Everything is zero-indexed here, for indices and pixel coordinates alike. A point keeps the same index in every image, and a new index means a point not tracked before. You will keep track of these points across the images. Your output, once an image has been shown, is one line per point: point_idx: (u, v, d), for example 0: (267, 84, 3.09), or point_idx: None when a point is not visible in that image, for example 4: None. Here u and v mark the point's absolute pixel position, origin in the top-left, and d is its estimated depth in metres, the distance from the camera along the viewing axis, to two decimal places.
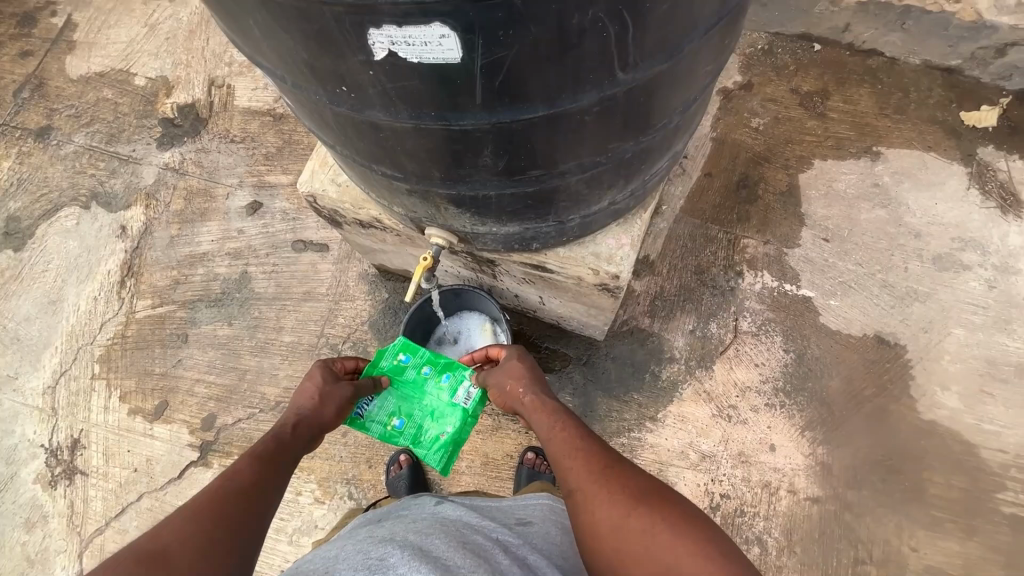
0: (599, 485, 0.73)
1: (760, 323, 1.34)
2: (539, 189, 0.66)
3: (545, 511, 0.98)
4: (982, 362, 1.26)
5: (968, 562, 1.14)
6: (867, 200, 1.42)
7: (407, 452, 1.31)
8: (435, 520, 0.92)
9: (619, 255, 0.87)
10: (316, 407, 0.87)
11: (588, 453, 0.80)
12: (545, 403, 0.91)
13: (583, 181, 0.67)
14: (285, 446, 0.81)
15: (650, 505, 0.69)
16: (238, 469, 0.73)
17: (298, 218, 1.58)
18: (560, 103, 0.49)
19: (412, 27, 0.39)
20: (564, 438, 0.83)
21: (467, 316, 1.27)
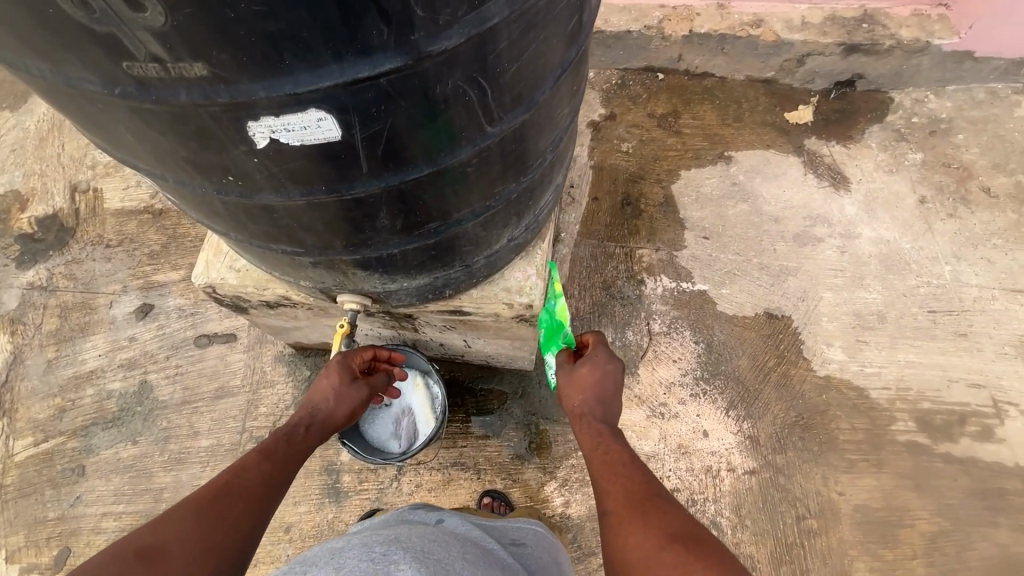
0: (634, 515, 0.77)
1: (669, 322, 1.46)
2: (440, 239, 0.70)
3: (537, 534, 1.03)
4: (852, 317, 1.46)
5: (884, 492, 1.29)
6: (731, 198, 1.62)
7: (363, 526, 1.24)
8: (440, 530, 0.91)
9: (529, 286, 0.93)
10: (330, 410, 0.95)
11: (635, 483, 0.84)
12: (598, 425, 0.98)
13: (479, 224, 0.72)
14: (296, 447, 0.88)
15: (683, 542, 0.70)
16: (247, 467, 0.79)
17: (196, 312, 1.48)
18: (443, 159, 0.54)
19: (289, 115, 0.42)
20: (611, 461, 0.89)
21: None
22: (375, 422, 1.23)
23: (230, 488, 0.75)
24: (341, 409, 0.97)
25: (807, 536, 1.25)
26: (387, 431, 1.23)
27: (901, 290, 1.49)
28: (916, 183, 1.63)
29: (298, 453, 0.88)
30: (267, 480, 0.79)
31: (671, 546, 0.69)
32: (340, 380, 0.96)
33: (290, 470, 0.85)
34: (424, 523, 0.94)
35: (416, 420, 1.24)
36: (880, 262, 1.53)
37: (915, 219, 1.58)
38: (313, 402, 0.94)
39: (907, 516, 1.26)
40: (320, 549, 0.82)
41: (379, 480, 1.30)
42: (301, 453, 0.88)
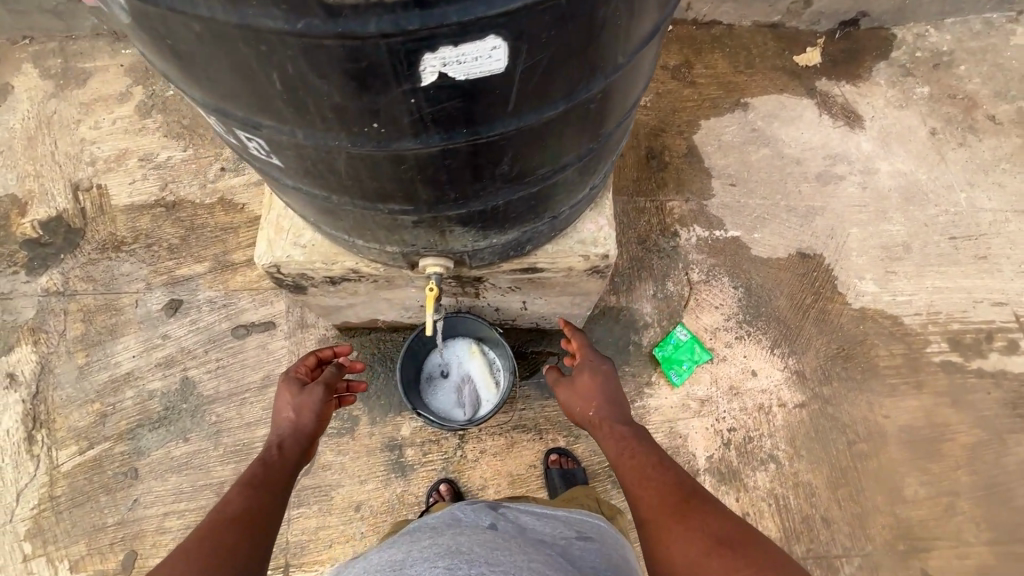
0: (671, 520, 0.73)
1: (707, 270, 1.48)
2: (542, 187, 0.69)
3: (603, 529, 0.93)
4: (879, 249, 1.51)
5: (926, 410, 1.35)
6: (752, 144, 1.63)
7: (446, 481, 1.26)
8: (498, 533, 0.83)
9: (602, 236, 0.93)
10: (294, 420, 0.89)
11: (670, 483, 0.80)
12: (614, 425, 0.93)
13: (577, 170, 0.71)
14: (274, 466, 0.81)
15: (731, 549, 0.67)
16: (228, 500, 0.73)
17: (229, 303, 1.44)
18: (578, 94, 0.53)
19: (467, 44, 0.40)
20: (637, 465, 0.84)
21: (450, 345, 1.27)
22: (437, 392, 1.23)
23: (215, 523, 0.68)
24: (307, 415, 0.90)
25: (860, 459, 1.31)
26: (450, 400, 1.22)
27: (923, 220, 1.54)
28: (926, 116, 1.67)
29: (280, 471, 0.81)
30: (256, 509, 0.72)
31: (722, 553, 0.67)
32: (296, 390, 0.92)
33: (278, 489, 0.78)
34: (481, 522, 0.87)
35: (478, 387, 1.23)
36: (900, 194, 1.57)
37: (928, 151, 1.63)
38: (279, 421, 0.89)
39: (949, 430, 1.33)
40: (376, 562, 0.76)
41: (443, 450, 1.30)
42: (282, 472, 0.81)
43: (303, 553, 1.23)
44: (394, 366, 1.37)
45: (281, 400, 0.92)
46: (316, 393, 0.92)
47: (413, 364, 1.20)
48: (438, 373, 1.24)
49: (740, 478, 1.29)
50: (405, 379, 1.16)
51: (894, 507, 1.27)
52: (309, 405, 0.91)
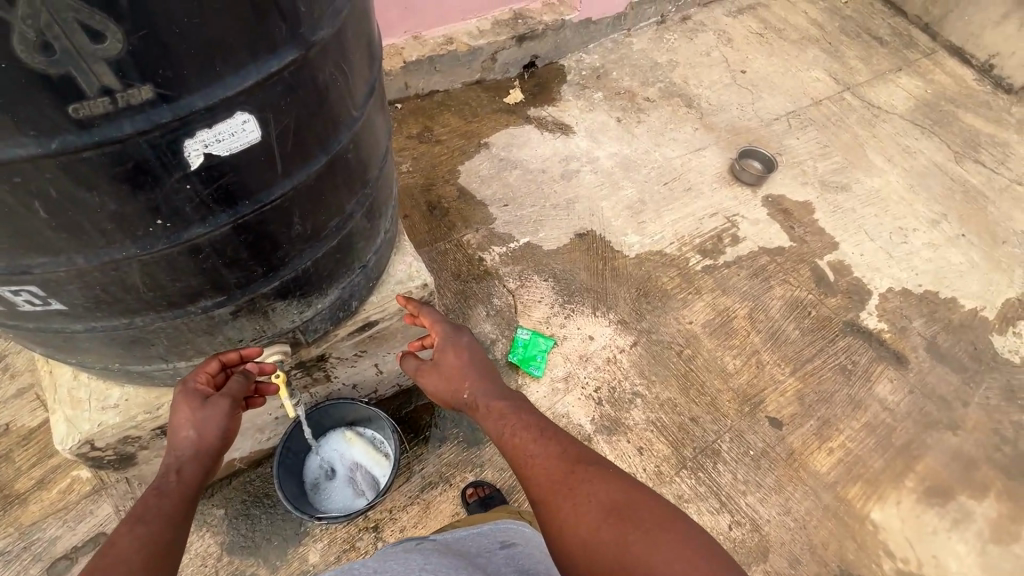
0: (562, 492, 0.76)
1: (519, 276, 1.70)
2: (341, 238, 0.78)
3: (528, 534, 0.95)
4: (627, 209, 1.91)
5: (711, 305, 1.74)
6: (505, 170, 1.95)
7: None
8: (421, 556, 0.85)
9: (415, 270, 1.04)
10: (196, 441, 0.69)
11: (555, 455, 0.82)
12: (492, 404, 0.92)
13: (365, 216, 0.82)
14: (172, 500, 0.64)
15: (618, 511, 0.71)
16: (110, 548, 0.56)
17: (32, 541, 1.16)
18: (333, 146, 0.64)
19: (220, 124, 0.48)
20: (520, 444, 0.85)
21: (324, 444, 1.21)
22: (329, 495, 1.16)
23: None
24: (211, 434, 0.71)
25: (691, 361, 1.61)
26: (346, 495, 1.17)
27: (642, 179, 2.02)
28: (609, 111, 2.21)
29: (177, 508, 0.63)
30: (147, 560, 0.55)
31: (609, 521, 0.70)
32: (196, 406, 0.71)
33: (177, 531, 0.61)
34: (408, 554, 0.87)
35: (370, 469, 1.19)
36: (620, 168, 2.03)
37: (622, 133, 2.15)
38: (174, 442, 0.69)
39: (731, 312, 1.73)
40: None
41: (363, 551, 1.21)
42: (181, 510, 0.64)
43: None
44: (272, 499, 1.26)
45: (175, 414, 0.71)
46: (222, 407, 0.72)
47: (292, 479, 1.13)
48: (323, 477, 1.19)
49: (622, 423, 1.48)
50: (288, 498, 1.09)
51: (728, 383, 1.59)
52: (214, 426, 0.71)
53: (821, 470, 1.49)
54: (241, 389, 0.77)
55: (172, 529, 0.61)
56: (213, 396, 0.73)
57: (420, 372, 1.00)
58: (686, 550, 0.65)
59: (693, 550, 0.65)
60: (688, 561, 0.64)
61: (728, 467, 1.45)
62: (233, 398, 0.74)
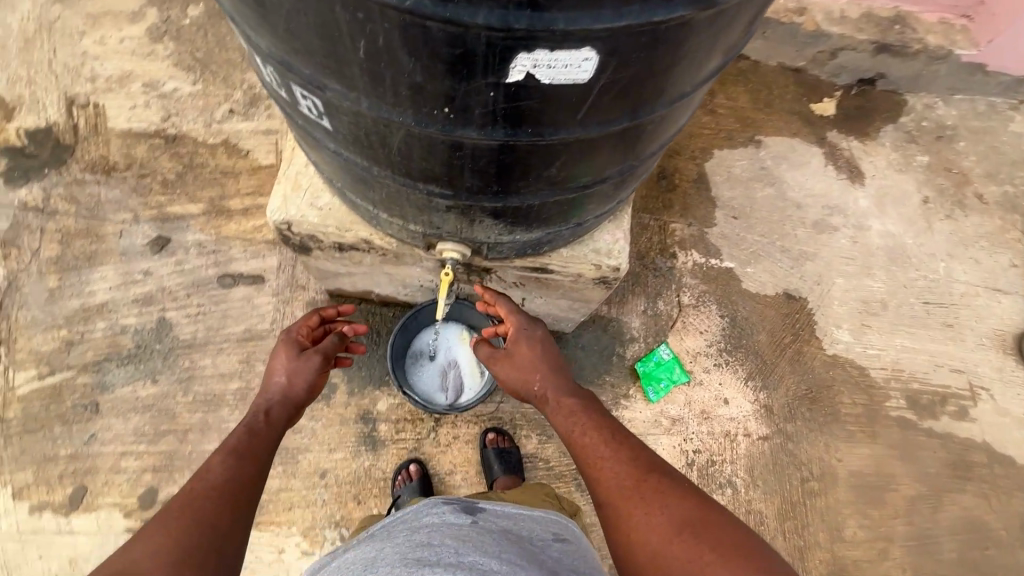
0: (634, 500, 0.73)
1: (698, 295, 1.52)
2: (578, 195, 0.70)
3: (577, 534, 0.90)
4: (859, 302, 1.57)
5: (877, 459, 1.43)
6: (758, 181, 1.68)
7: (416, 462, 1.27)
8: (477, 527, 0.82)
9: (617, 249, 0.95)
10: (286, 385, 0.89)
11: (623, 462, 0.79)
12: (562, 400, 0.89)
13: (613, 185, 0.72)
14: (259, 432, 0.82)
15: (693, 528, 0.68)
16: (209, 466, 0.74)
17: (220, 249, 1.40)
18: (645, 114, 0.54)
19: (562, 52, 0.41)
20: (589, 446, 0.82)
21: (441, 329, 1.26)
22: (421, 372, 1.23)
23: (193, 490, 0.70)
24: (298, 383, 0.90)
25: (809, 496, 1.38)
26: (433, 383, 1.23)
27: (902, 281, 1.62)
28: (921, 184, 1.75)
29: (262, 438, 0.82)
30: (234, 478, 0.73)
31: (684, 538, 0.67)
32: (292, 356, 0.91)
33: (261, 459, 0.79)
34: (463, 521, 0.83)
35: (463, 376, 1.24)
36: (886, 254, 1.64)
37: (918, 217, 1.71)
38: (270, 384, 0.89)
39: (893, 482, 1.42)
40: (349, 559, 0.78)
41: (417, 430, 1.31)
42: (267, 439, 0.83)
43: (262, 513, 1.22)
44: (380, 339, 1.36)
45: (273, 364, 0.91)
46: (312, 363, 0.91)
47: (402, 340, 1.20)
48: (424, 353, 1.24)
49: None
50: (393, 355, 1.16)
51: (833, 546, 1.35)
52: (301, 375, 0.90)
53: None
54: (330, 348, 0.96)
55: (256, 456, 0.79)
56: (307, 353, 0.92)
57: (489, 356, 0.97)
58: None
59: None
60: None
61: None
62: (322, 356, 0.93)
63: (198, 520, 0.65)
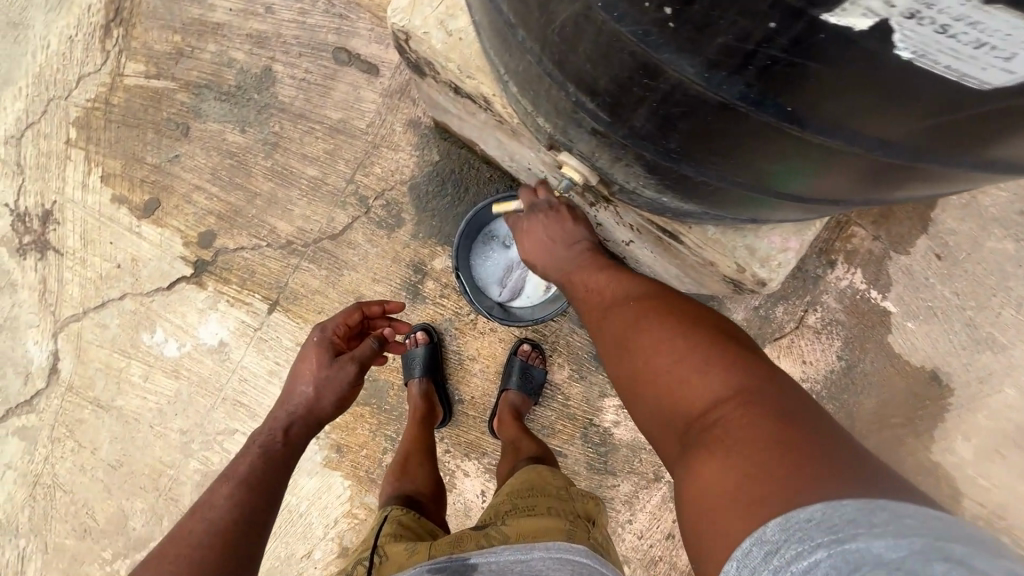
0: (618, 337, 0.68)
1: (827, 321, 1.23)
2: (767, 196, 0.49)
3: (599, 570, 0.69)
4: (1014, 428, 1.23)
5: None
6: (1004, 227, 1.20)
7: (424, 331, 1.22)
8: None
9: (778, 260, 0.70)
10: (314, 397, 0.89)
11: (607, 292, 0.76)
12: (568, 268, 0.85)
13: (801, 208, 0.53)
14: (276, 452, 0.85)
15: (669, 347, 0.61)
16: (214, 503, 0.77)
17: (346, 16, 1.22)
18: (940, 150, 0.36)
19: (994, 17, 0.22)
20: (590, 300, 0.78)
21: None
22: (488, 255, 1.11)
23: (196, 536, 0.72)
24: (328, 395, 0.91)
25: None
26: (495, 272, 1.11)
27: None
28: None
29: (280, 455, 0.85)
30: (240, 517, 0.75)
31: (657, 359, 0.61)
32: (322, 365, 0.90)
33: (275, 485, 0.82)
34: None
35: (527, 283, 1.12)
36: None
37: None
38: (295, 394, 0.90)
39: None
40: None
41: (460, 304, 1.24)
42: (285, 457, 0.85)
43: (294, 304, 1.25)
44: (464, 197, 1.23)
45: (302, 372, 0.91)
46: (341, 376, 0.91)
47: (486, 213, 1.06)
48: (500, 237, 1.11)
49: None
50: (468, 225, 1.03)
51: None
52: (331, 386, 0.91)
53: None
54: (366, 357, 0.95)
55: (274, 472, 0.82)
56: (339, 362, 0.92)
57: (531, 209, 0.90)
58: (723, 370, 0.56)
59: (722, 362, 0.57)
60: (714, 375, 0.56)
61: None
62: (356, 368, 0.92)
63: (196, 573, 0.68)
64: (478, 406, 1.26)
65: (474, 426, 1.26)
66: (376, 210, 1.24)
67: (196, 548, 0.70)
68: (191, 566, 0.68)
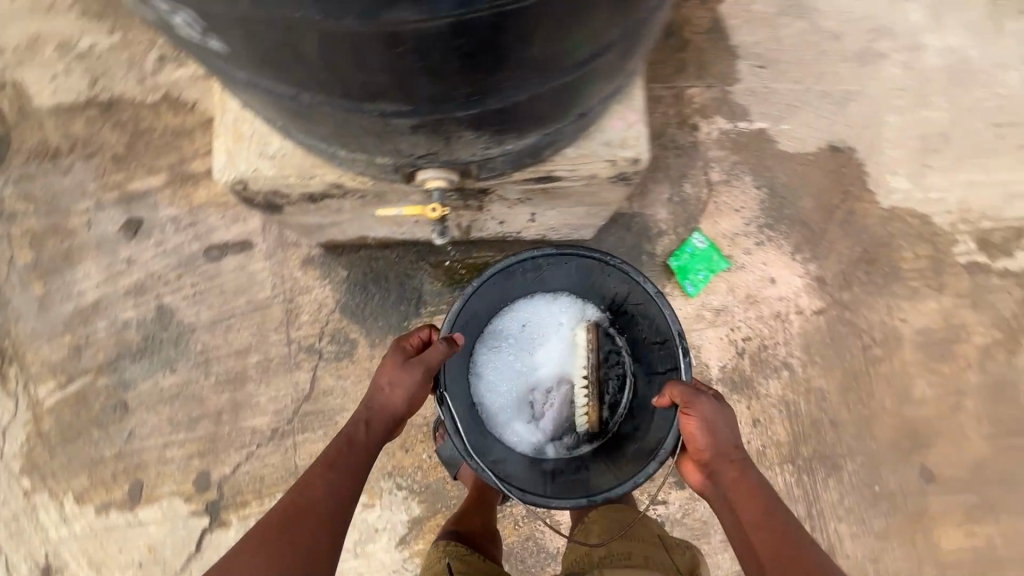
0: (771, 539, 0.83)
1: (728, 168, 1.34)
2: (575, 73, 0.53)
3: None
4: (917, 142, 1.37)
5: (944, 313, 1.32)
6: (785, 16, 1.39)
7: None
8: None
9: (632, 136, 0.79)
10: (385, 396, 0.93)
11: (760, 505, 0.87)
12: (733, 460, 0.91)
13: (616, 60, 0.56)
14: (356, 444, 0.91)
15: None
16: (312, 481, 0.85)
17: (196, 220, 1.29)
18: (638, 26, 0.52)
19: None
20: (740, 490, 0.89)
21: (545, 309, 1.22)
22: (513, 353, 1.23)
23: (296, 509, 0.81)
24: (400, 396, 0.93)
25: (872, 363, 1.30)
26: (530, 367, 1.23)
27: (965, 104, 1.39)
28: None
29: (363, 448, 0.91)
30: (332, 494, 0.84)
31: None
32: (397, 368, 0.94)
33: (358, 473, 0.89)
34: None
35: (545, 393, 1.22)
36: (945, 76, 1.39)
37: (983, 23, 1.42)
38: (373, 392, 0.94)
39: (964, 332, 1.31)
40: None
41: None
42: (364, 451, 0.91)
43: None
44: (389, 285, 1.28)
45: (381, 376, 0.95)
46: (411, 380, 0.93)
47: (517, 282, 1.17)
48: (523, 322, 1.23)
49: (754, 386, 1.28)
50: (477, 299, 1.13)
51: (901, 408, 1.28)
52: (403, 388, 0.93)
53: (944, 547, 1.25)
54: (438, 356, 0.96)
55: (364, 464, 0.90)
56: (413, 363, 0.94)
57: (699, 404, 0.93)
58: None
59: None
60: None
61: (839, 488, 1.26)
62: (424, 369, 0.94)
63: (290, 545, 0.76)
64: None
65: None
66: (328, 349, 1.26)
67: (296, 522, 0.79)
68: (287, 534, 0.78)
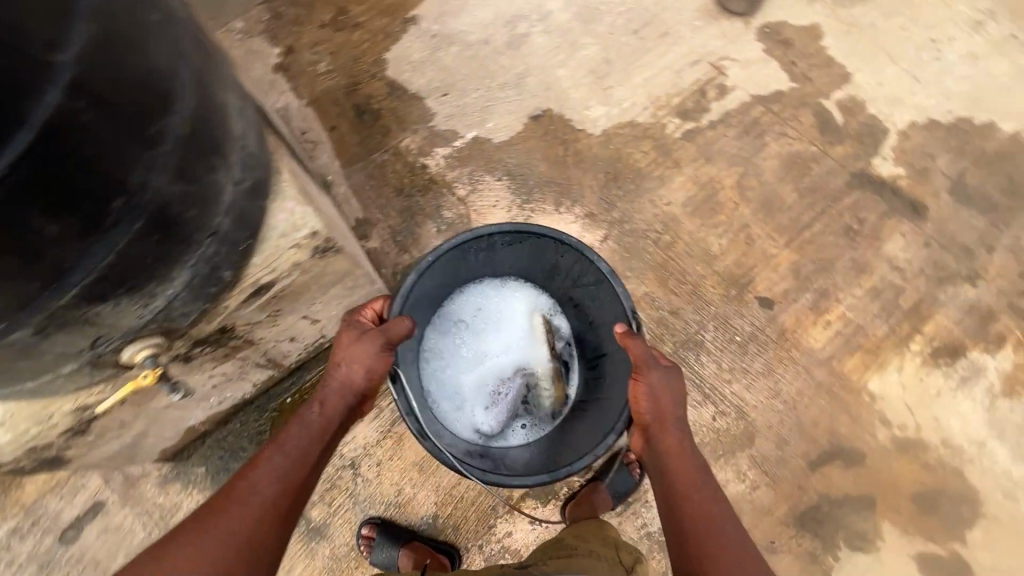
0: (704, 508, 0.92)
1: (468, 180, 1.51)
2: (146, 217, 0.62)
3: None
4: (590, 76, 1.61)
5: (693, 178, 1.52)
6: (440, 50, 1.63)
7: (366, 525, 1.24)
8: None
9: (299, 218, 0.88)
10: (347, 369, 0.96)
11: (693, 479, 0.96)
12: (673, 431, 1.01)
13: (186, 187, 0.67)
14: (313, 424, 0.93)
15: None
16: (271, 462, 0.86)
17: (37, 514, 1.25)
18: (169, 158, 0.63)
19: None
20: (675, 458, 0.98)
21: (492, 295, 1.34)
22: (462, 343, 1.32)
23: (252, 489, 0.82)
24: (360, 371, 0.97)
25: (669, 249, 1.45)
26: (485, 355, 1.32)
27: (606, 31, 1.66)
28: None
29: (318, 425, 0.93)
30: (292, 475, 0.86)
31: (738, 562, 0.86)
32: (359, 340, 0.97)
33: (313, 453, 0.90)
34: None
35: (501, 380, 1.32)
36: (578, 21, 1.67)
37: None
38: (339, 368, 0.97)
39: (716, 183, 1.51)
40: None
41: (343, 488, 1.26)
42: (323, 426, 0.93)
43: None
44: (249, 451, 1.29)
45: (339, 347, 0.99)
46: (373, 353, 0.96)
47: (467, 264, 1.25)
48: (477, 307, 1.34)
49: None
50: (432, 278, 1.18)
51: (712, 267, 1.44)
52: (364, 361, 0.96)
53: (814, 346, 1.38)
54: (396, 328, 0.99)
55: (319, 440, 0.92)
56: (374, 334, 0.97)
57: (663, 372, 1.02)
58: None
59: None
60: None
61: (711, 358, 1.37)
62: (385, 342, 0.98)
63: (242, 529, 0.77)
64: (445, 500, 1.27)
65: (464, 511, 1.26)
66: None
67: (253, 507, 0.80)
68: (243, 519, 0.78)
